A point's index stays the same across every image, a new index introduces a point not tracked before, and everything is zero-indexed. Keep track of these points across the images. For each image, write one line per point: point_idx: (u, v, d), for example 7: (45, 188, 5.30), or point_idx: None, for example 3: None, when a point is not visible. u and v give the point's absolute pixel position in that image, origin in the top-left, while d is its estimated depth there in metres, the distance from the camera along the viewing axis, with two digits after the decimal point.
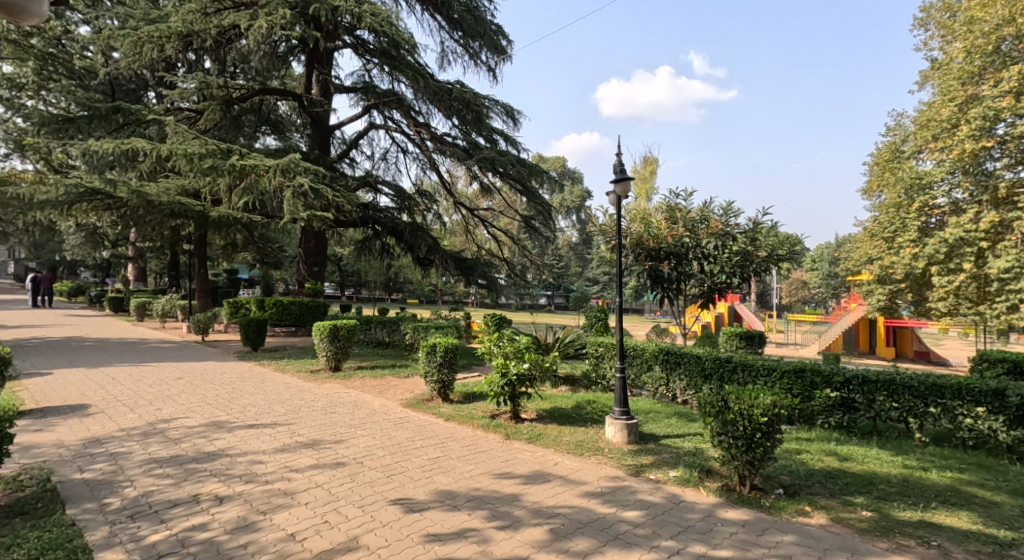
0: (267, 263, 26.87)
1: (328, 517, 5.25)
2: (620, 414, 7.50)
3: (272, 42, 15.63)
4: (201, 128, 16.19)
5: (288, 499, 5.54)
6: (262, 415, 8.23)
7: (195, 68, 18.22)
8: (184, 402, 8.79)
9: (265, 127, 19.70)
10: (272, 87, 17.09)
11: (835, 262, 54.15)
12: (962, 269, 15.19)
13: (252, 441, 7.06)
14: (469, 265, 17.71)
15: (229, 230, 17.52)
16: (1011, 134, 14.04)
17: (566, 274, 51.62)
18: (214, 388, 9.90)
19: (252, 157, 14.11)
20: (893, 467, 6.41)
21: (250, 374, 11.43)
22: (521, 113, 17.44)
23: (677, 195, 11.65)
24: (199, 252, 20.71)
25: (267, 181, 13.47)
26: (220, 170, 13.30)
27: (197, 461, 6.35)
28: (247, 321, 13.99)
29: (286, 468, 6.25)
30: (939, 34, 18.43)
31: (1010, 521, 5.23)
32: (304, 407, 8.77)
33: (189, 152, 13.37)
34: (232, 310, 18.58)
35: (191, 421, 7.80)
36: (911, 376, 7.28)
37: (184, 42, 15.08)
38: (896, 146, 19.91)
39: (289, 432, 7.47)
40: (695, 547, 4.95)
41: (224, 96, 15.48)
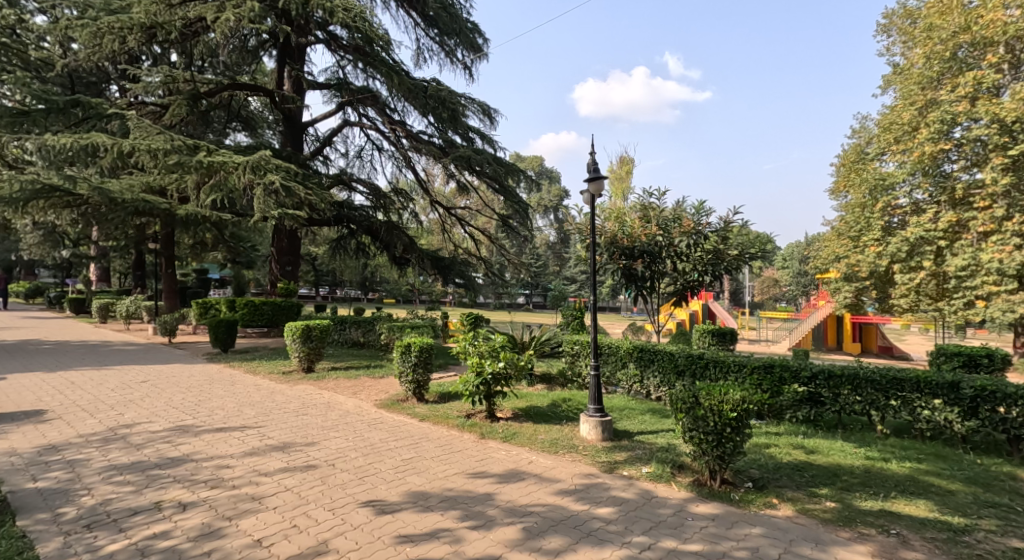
0: (239, 263, 26.45)
1: (297, 521, 5.19)
2: (594, 411, 7.55)
3: (241, 35, 15.39)
4: (167, 124, 15.85)
5: (255, 504, 5.46)
6: (230, 418, 8.09)
7: (160, 62, 17.81)
8: (149, 406, 8.60)
9: (235, 123, 19.38)
10: (243, 83, 16.76)
11: (805, 261, 55.18)
12: (922, 267, 15.68)
13: (220, 445, 6.94)
14: (445, 264, 17.62)
15: (197, 230, 17.19)
16: (967, 138, 14.54)
17: (544, 273, 51.81)
18: (181, 391, 9.72)
19: (221, 153, 13.83)
20: (856, 459, 6.56)
21: (219, 376, 11.22)
22: (498, 112, 17.47)
23: (650, 194, 11.73)
24: (166, 252, 20.27)
25: (237, 179, 13.22)
26: (187, 167, 13.02)
27: (160, 467, 6.22)
28: (217, 320, 13.77)
29: (254, 472, 6.16)
30: (901, 40, 18.91)
31: (964, 508, 5.40)
32: (275, 409, 8.66)
33: (154, 148, 13.07)
34: (201, 311, 18.26)
35: (156, 425, 7.64)
36: (873, 370, 7.48)
37: (147, 34, 14.69)
38: (860, 148, 20.40)
39: (258, 436, 7.36)
40: (665, 542, 5.01)
41: (191, 91, 15.02)
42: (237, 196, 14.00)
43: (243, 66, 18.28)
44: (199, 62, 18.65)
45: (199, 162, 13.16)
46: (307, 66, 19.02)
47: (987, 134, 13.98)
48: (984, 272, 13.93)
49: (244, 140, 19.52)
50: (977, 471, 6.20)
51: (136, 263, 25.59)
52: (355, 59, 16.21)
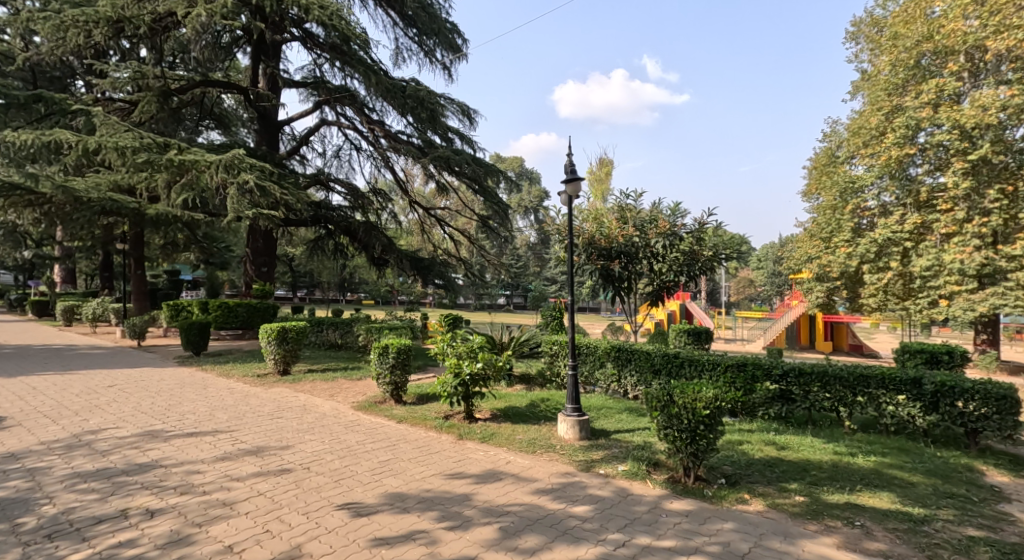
0: (212, 264, 26.06)
1: (269, 526, 5.16)
2: (571, 411, 7.61)
3: (214, 31, 15.17)
4: (136, 121, 15.56)
5: (226, 510, 5.41)
6: (202, 422, 7.99)
7: (128, 58, 17.49)
8: (116, 411, 8.45)
9: (208, 121, 19.10)
10: (216, 80, 16.52)
11: (779, 261, 56.02)
12: (890, 267, 16.06)
13: (191, 450, 6.86)
14: (425, 265, 17.50)
15: (168, 230, 16.90)
16: (930, 143, 14.96)
17: (524, 274, 51.98)
18: (150, 395, 9.57)
19: (192, 151, 13.64)
20: (825, 454, 6.72)
21: (191, 380, 11.05)
22: (477, 112, 17.50)
23: (627, 195, 11.87)
24: (135, 252, 19.92)
25: (209, 178, 13.05)
26: (158, 165, 12.85)
27: (127, 474, 6.13)
28: (188, 323, 13.53)
29: (226, 477, 6.10)
30: (868, 47, 19.35)
31: (924, 499, 5.57)
32: (249, 413, 8.56)
33: (122, 146, 12.83)
34: (172, 313, 18.00)
35: (123, 431, 7.52)
36: (841, 367, 7.65)
37: (114, 28, 14.42)
38: (831, 151, 20.78)
39: (231, 440, 7.28)
40: (640, 539, 5.08)
41: (162, 88, 14.79)
42: (209, 196, 13.79)
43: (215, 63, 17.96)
44: (170, 57, 18.36)
45: (170, 160, 12.98)
46: (282, 64, 18.83)
47: (950, 139, 14.40)
48: (947, 272, 14.42)
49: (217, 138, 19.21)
50: (938, 463, 6.39)
51: (103, 264, 25.05)
52: (332, 57, 16.07)
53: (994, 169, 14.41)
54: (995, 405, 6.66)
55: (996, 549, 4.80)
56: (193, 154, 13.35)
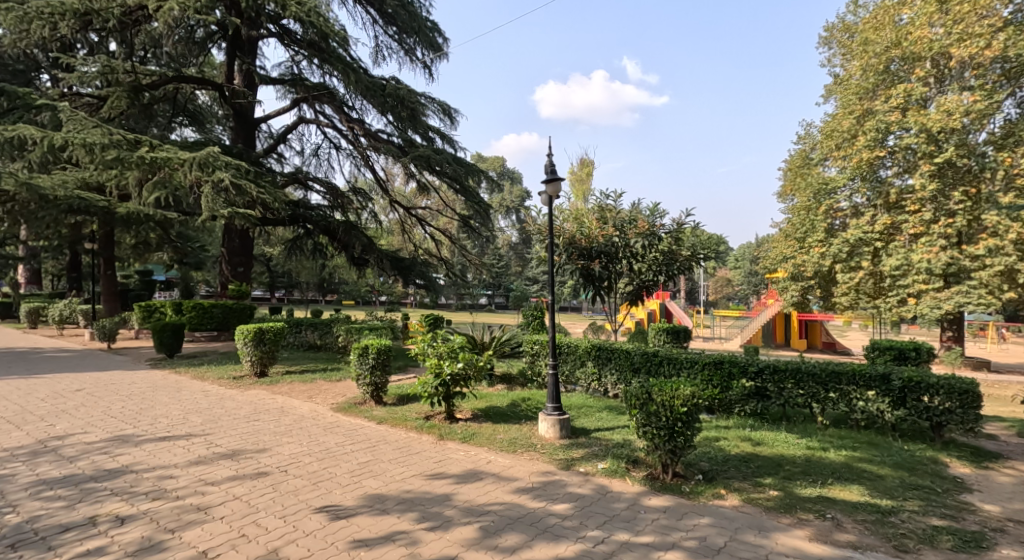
0: (186, 264, 25.67)
1: (245, 530, 5.14)
2: (552, 410, 7.68)
3: (187, 26, 14.95)
4: (105, 117, 15.25)
5: (200, 514, 5.38)
6: (175, 426, 7.90)
7: (97, 51, 17.11)
8: (84, 416, 8.32)
9: (182, 118, 18.80)
10: (189, 76, 16.25)
11: (756, 261, 56.90)
12: (861, 266, 16.38)
13: (163, 454, 6.79)
14: (406, 265, 17.41)
15: (139, 229, 16.59)
16: (899, 146, 15.38)
17: (505, 274, 52.10)
18: (120, 399, 9.42)
19: (164, 149, 13.44)
20: (798, 449, 6.86)
21: (163, 383, 10.89)
22: (458, 112, 17.50)
23: (607, 195, 11.97)
24: (104, 252, 19.56)
25: (182, 176, 12.87)
26: (129, 162, 12.62)
27: (95, 480, 6.05)
28: (161, 325, 13.33)
29: (200, 482, 6.05)
30: (840, 52, 19.77)
31: (891, 492, 5.73)
32: (224, 416, 8.48)
33: (89, 142, 12.56)
34: (144, 314, 17.73)
35: (91, 436, 7.41)
36: (814, 364, 7.84)
37: (82, 21, 14.18)
38: (806, 153, 21.12)
39: (205, 444, 7.21)
40: (619, 535, 5.16)
41: (132, 82, 14.53)
42: (183, 194, 13.57)
43: (190, 59, 17.39)
44: (141, 52, 18.07)
45: (141, 158, 12.77)
46: (259, 61, 18.63)
47: (917, 142, 14.81)
48: (915, 272, 14.82)
49: (191, 135, 18.93)
50: (905, 456, 6.58)
51: (71, 264, 24.54)
52: (310, 54, 15.94)
53: (958, 171, 14.91)
54: (958, 399, 6.88)
55: (958, 538, 4.96)
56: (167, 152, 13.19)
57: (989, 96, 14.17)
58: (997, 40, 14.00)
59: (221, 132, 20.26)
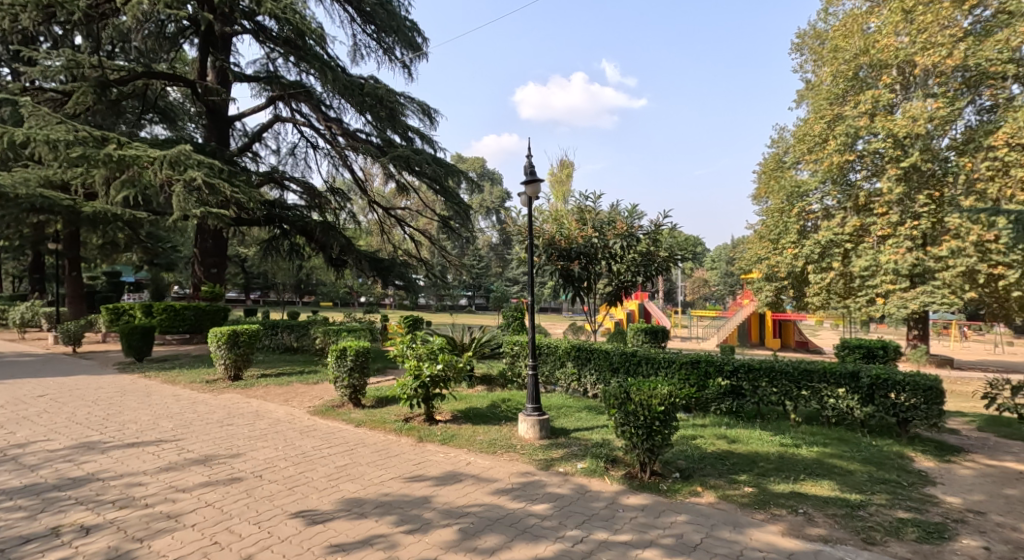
0: (157, 265, 25.20)
1: (217, 537, 5.11)
2: (532, 411, 7.74)
3: (158, 21, 14.72)
4: (71, 113, 14.94)
5: (171, 522, 5.32)
6: (144, 432, 7.79)
7: (62, 45, 16.72)
8: (47, 423, 8.16)
9: (152, 114, 18.47)
10: (160, 72, 15.98)
11: (732, 262, 57.79)
12: (832, 267, 16.73)
13: (131, 461, 6.70)
14: (385, 265, 17.33)
15: (107, 230, 16.26)
16: (868, 150, 15.77)
17: (485, 275, 52.08)
18: (86, 405, 9.24)
19: (133, 147, 13.20)
20: (772, 446, 7.01)
21: (132, 387, 10.71)
22: (438, 112, 17.48)
23: (586, 197, 12.07)
24: (70, 253, 19.16)
25: (153, 174, 12.66)
26: (95, 160, 12.37)
27: (59, 489, 5.95)
28: (130, 328, 13.11)
29: (171, 489, 5.98)
30: (811, 59, 20.18)
31: (860, 486, 5.89)
32: (196, 421, 8.38)
33: (53, 139, 12.31)
34: (111, 317, 17.40)
35: (56, 444, 7.27)
36: (787, 362, 8.01)
37: (45, 13, 13.90)
38: (779, 156, 21.50)
39: (176, 449, 7.13)
40: (597, 534, 5.23)
41: (99, 78, 14.25)
42: (153, 194, 13.34)
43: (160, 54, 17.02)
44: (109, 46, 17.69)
45: (108, 155, 12.51)
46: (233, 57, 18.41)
47: (885, 146, 15.20)
48: (883, 272, 15.23)
49: (161, 133, 18.60)
50: (874, 452, 6.76)
51: (34, 266, 23.97)
52: (286, 52, 15.79)
53: (923, 175, 15.36)
54: (923, 395, 7.09)
55: (922, 529, 5.13)
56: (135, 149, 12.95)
57: (951, 103, 14.61)
58: (958, 49, 14.55)
59: (194, 130, 19.95)
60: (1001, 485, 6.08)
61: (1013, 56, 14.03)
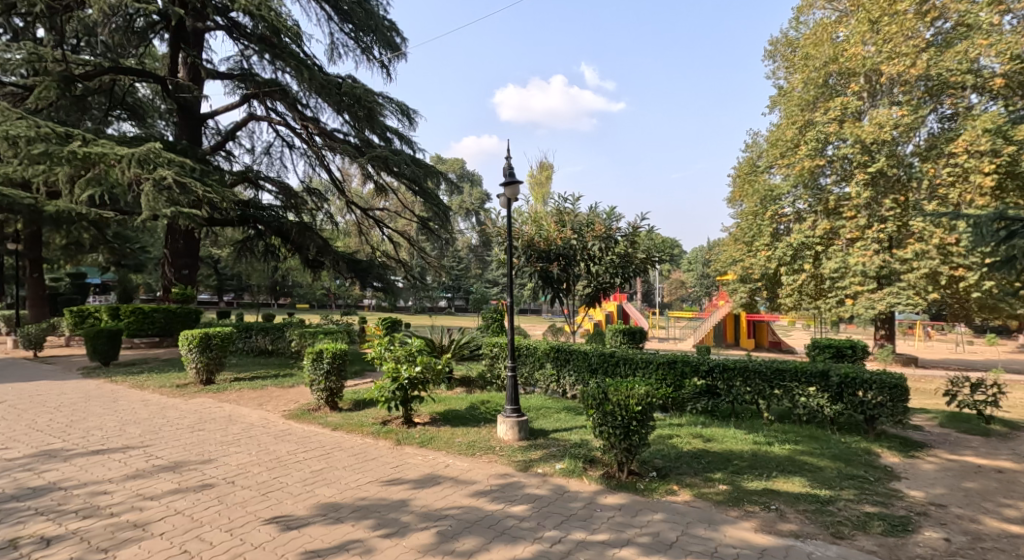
0: (124, 266, 24.67)
1: (187, 546, 5.06)
2: (511, 412, 7.79)
3: (126, 15, 14.45)
4: (32, 107, 14.60)
5: (138, 531, 5.25)
6: (110, 439, 7.66)
7: (24, 37, 16.28)
8: (7, 430, 7.97)
9: (120, 111, 18.07)
10: (128, 67, 15.67)
11: (708, 264, 58.70)
12: (804, 269, 17.08)
13: (96, 469, 6.58)
14: (363, 267, 17.23)
15: (71, 229, 15.85)
16: (838, 155, 16.17)
17: (464, 277, 52.05)
18: (48, 411, 9.05)
19: (99, 144, 12.94)
20: (745, 444, 7.15)
21: (98, 393, 10.50)
22: (417, 112, 17.45)
23: (564, 199, 12.17)
24: (30, 254, 18.71)
25: (120, 172, 12.43)
26: (59, 157, 12.16)
27: (18, 499, 5.83)
28: (96, 332, 12.85)
29: (138, 497, 5.90)
30: (784, 66, 20.57)
31: (829, 482, 6.05)
32: (165, 427, 8.26)
33: (13, 135, 12.05)
34: (76, 320, 17.05)
35: (16, 452, 7.11)
36: (761, 362, 8.19)
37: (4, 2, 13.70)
38: (753, 161, 21.87)
39: (144, 456, 7.02)
40: (575, 534, 5.29)
41: (61, 72, 13.96)
42: (121, 193, 13.09)
43: (129, 49, 16.45)
44: (73, 40, 17.27)
45: (72, 152, 12.30)
46: (205, 54, 18.16)
47: (853, 152, 15.59)
48: (852, 274, 15.64)
49: (130, 130, 18.23)
50: (843, 449, 6.93)
51: None
52: (260, 49, 15.63)
53: (889, 180, 15.82)
54: (888, 393, 7.31)
55: (888, 523, 5.28)
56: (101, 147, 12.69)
57: (915, 111, 15.05)
58: (921, 59, 15.06)
59: (165, 128, 19.60)
60: (961, 478, 6.29)
61: (972, 67, 14.61)
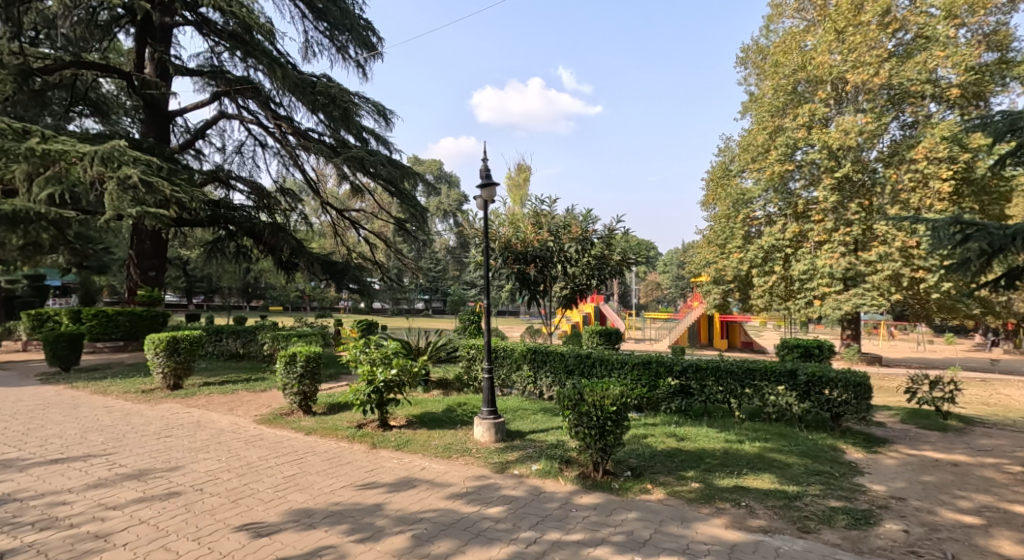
0: (87, 268, 24.03)
1: (152, 556, 4.98)
2: (487, 414, 7.82)
3: (89, 8, 14.13)
4: None
5: (100, 542, 5.16)
6: (71, 447, 7.49)
7: None
8: None
9: (81, 106, 17.60)
10: (92, 62, 15.30)
11: (682, 266, 59.56)
12: (774, 271, 17.40)
13: (55, 479, 6.43)
14: (338, 269, 17.10)
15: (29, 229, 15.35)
16: (806, 160, 16.55)
17: (442, 279, 51.97)
18: (5, 420, 8.80)
19: (60, 141, 12.63)
20: (717, 443, 7.27)
21: (58, 400, 10.23)
22: (393, 113, 17.39)
23: (541, 202, 12.23)
24: None
25: (82, 170, 12.15)
26: (16, 154, 11.72)
27: None
28: (55, 336, 12.54)
29: (100, 506, 5.79)
30: (754, 72, 20.97)
31: (797, 478, 6.19)
32: (130, 433, 8.10)
33: None
34: (35, 324, 16.60)
35: None
36: (732, 361, 8.35)
37: None
38: (725, 165, 22.22)
39: (107, 464, 6.88)
40: (550, 535, 5.34)
41: (20, 67, 13.56)
42: (83, 191, 12.79)
43: (91, 43, 15.98)
44: (33, 33, 16.81)
45: (31, 149, 11.89)
46: (174, 50, 17.86)
47: (821, 157, 15.98)
48: (820, 276, 16.04)
49: (93, 127, 17.80)
50: (811, 446, 7.09)
51: None
52: (231, 46, 15.39)
53: (854, 185, 16.27)
54: (853, 390, 7.51)
55: (851, 517, 5.44)
56: (61, 144, 12.40)
57: (879, 118, 15.51)
58: (883, 68, 15.53)
59: (131, 126, 19.19)
60: (920, 472, 6.49)
61: (931, 77, 15.18)
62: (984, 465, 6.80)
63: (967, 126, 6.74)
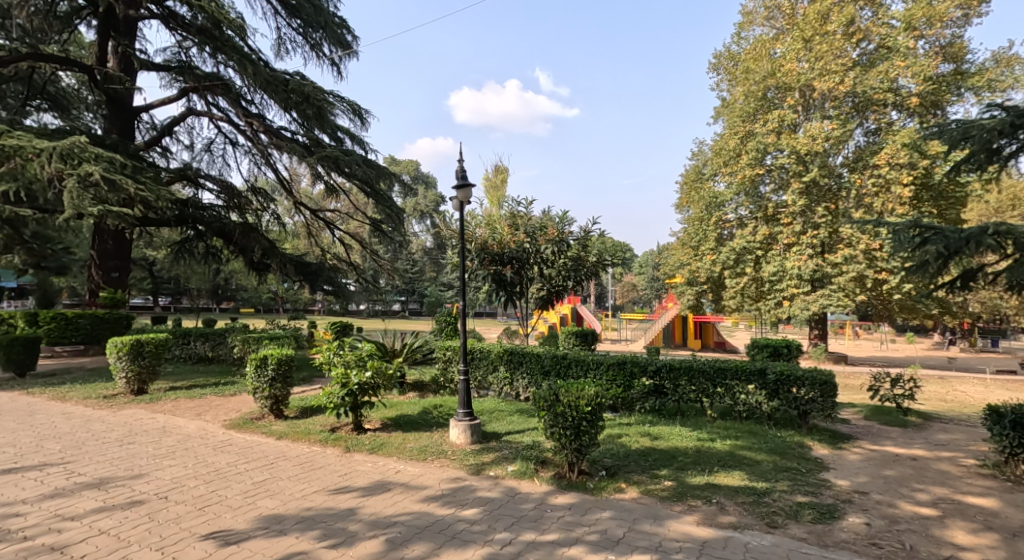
0: (46, 270, 23.33)
1: None
2: (463, 416, 7.83)
3: None
4: None
5: (57, 555, 5.05)
6: (26, 456, 7.29)
7: None
8: None
9: (40, 101, 17.13)
10: (54, 55, 14.90)
11: (658, 268, 60.25)
12: (745, 272, 17.69)
13: (8, 489, 6.26)
14: (312, 270, 16.92)
15: None
16: (776, 164, 16.87)
17: (418, 281, 51.74)
18: None
19: (14, 138, 12.32)
20: (690, 441, 7.39)
21: (15, 407, 9.95)
22: (368, 113, 17.28)
23: (518, 203, 12.26)
24: None
25: (39, 168, 11.83)
26: None
27: None
28: (10, 340, 12.19)
29: (57, 517, 5.65)
30: (727, 78, 21.30)
31: (766, 475, 6.32)
32: (89, 441, 7.91)
33: None
34: None
35: None
36: (705, 361, 8.49)
37: None
38: (699, 168, 22.53)
39: (65, 474, 6.71)
40: (525, 535, 5.37)
41: None
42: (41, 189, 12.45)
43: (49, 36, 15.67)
44: None
45: None
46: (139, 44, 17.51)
47: (789, 161, 16.29)
48: (789, 277, 16.38)
49: (52, 122, 17.33)
50: (779, 443, 7.24)
51: None
52: (200, 41, 15.13)
53: (820, 190, 16.53)
54: (819, 389, 7.72)
55: (817, 512, 5.57)
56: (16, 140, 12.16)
57: (844, 124, 15.90)
58: (848, 76, 15.92)
59: (94, 121, 18.72)
60: (883, 467, 6.68)
61: (893, 86, 15.66)
62: (943, 459, 7.02)
63: (925, 134, 6.98)
